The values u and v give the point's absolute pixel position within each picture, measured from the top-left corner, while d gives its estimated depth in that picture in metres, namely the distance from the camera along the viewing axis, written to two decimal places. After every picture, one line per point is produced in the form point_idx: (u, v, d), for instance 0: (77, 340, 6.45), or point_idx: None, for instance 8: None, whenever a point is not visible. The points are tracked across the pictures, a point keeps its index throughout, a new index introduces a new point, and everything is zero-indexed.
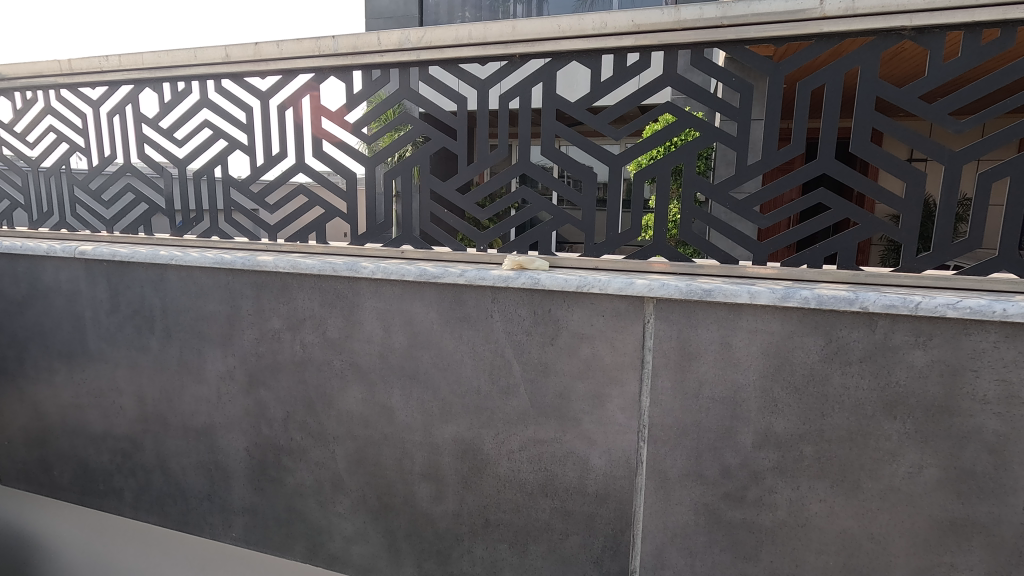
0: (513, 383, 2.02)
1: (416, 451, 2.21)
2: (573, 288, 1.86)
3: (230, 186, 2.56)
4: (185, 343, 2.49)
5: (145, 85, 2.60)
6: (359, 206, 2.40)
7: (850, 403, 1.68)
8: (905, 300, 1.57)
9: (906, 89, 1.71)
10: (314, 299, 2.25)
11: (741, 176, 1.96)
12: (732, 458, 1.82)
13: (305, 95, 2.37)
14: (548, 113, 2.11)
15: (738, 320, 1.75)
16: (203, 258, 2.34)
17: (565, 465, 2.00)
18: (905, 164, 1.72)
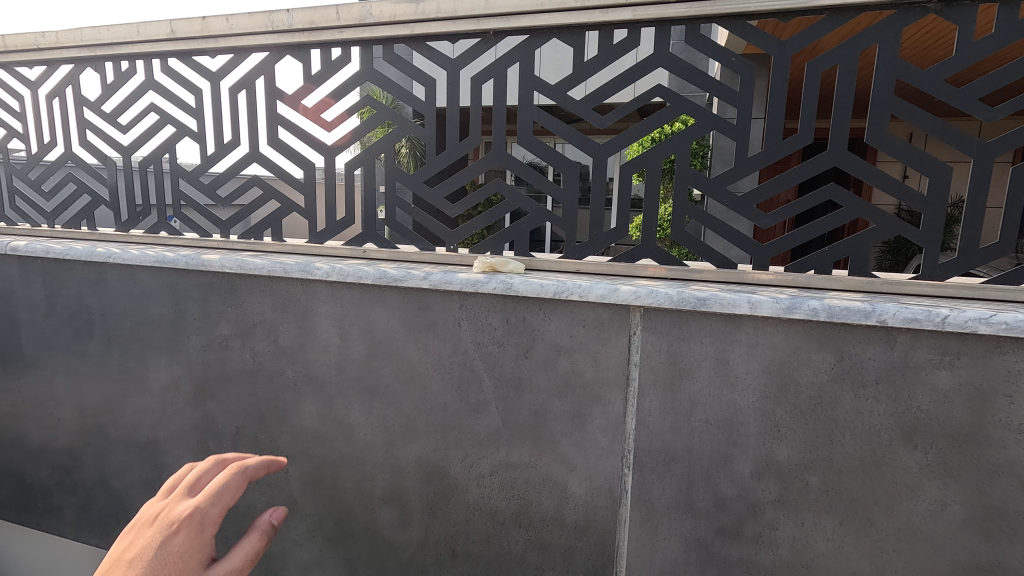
0: (483, 401, 1.80)
1: (376, 473, 1.98)
2: (550, 295, 1.64)
3: (179, 177, 2.33)
4: (126, 350, 2.25)
5: (85, 64, 2.36)
6: (318, 199, 2.18)
7: (863, 429, 1.47)
8: (929, 314, 1.36)
9: (930, 71, 1.49)
10: (265, 304, 2.02)
11: (740, 170, 1.74)
12: (727, 488, 1.60)
13: (259, 76, 2.13)
14: (525, 96, 1.88)
15: (736, 333, 1.53)
16: (143, 256, 2.11)
17: (541, 493, 1.79)
18: (926, 157, 1.51)
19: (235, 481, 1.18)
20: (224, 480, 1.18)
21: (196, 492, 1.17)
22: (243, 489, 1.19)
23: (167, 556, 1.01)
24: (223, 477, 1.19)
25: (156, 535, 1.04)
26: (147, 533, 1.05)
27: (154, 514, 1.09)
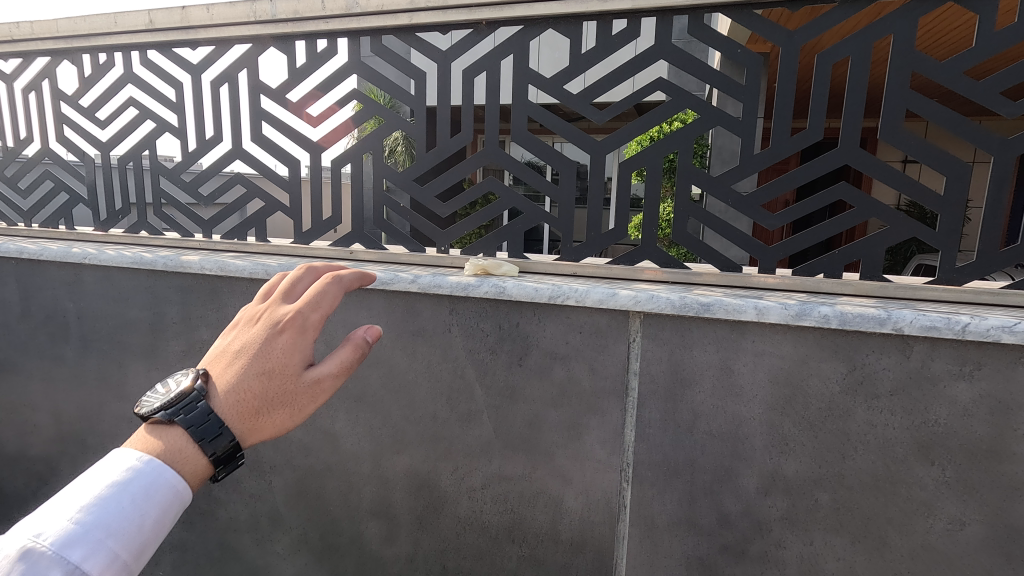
0: (474, 410, 1.71)
1: (363, 485, 1.89)
2: (544, 299, 1.55)
3: (159, 175, 2.23)
4: (104, 354, 2.16)
5: (63, 56, 2.27)
6: (304, 198, 2.09)
7: (876, 443, 1.38)
8: (949, 321, 1.27)
9: (948, 63, 1.40)
10: (247, 307, 1.92)
11: (746, 167, 1.65)
12: (732, 504, 1.52)
13: (242, 69, 2.04)
14: (520, 90, 1.78)
15: (741, 341, 1.44)
16: (119, 257, 2.01)
17: (535, 507, 1.70)
18: (944, 154, 1.42)
19: (333, 292, 0.89)
20: (320, 286, 0.89)
21: (293, 299, 0.90)
22: (342, 303, 0.90)
23: (269, 355, 0.81)
24: (316, 285, 0.90)
25: (259, 334, 0.83)
26: (245, 332, 0.85)
27: (256, 314, 0.87)
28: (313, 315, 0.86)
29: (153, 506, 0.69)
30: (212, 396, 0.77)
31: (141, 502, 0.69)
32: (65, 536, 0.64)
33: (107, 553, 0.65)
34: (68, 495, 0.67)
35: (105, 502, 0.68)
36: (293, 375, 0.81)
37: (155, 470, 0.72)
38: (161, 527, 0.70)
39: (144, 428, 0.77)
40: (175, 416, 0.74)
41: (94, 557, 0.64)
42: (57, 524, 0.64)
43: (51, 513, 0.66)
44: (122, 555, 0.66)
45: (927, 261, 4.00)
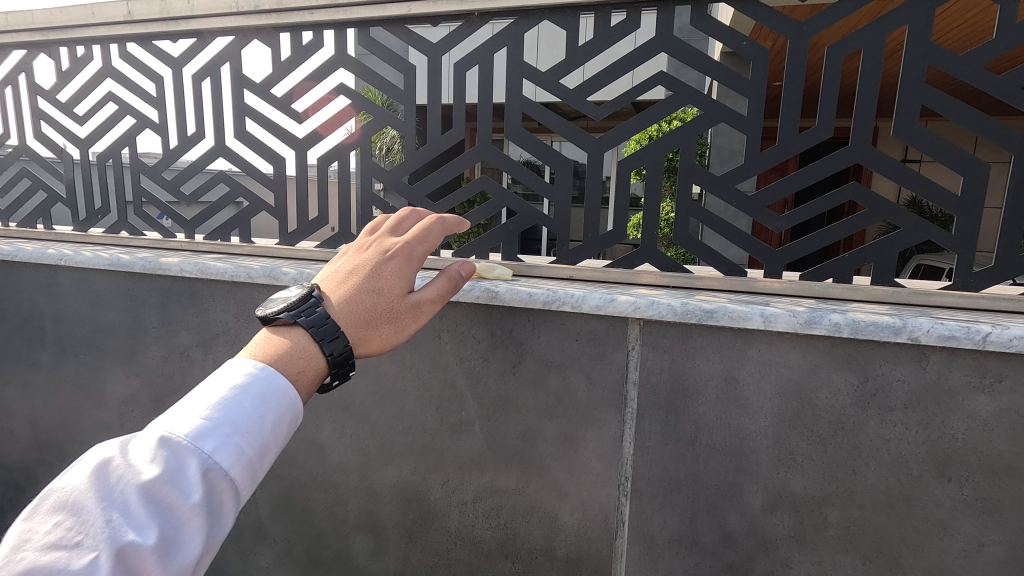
0: (465, 421, 1.63)
1: (350, 498, 1.81)
2: (538, 305, 1.46)
3: (140, 173, 2.15)
4: (81, 360, 2.07)
5: (40, 49, 2.18)
6: (290, 198, 2.00)
7: (889, 459, 1.31)
8: (969, 330, 1.19)
9: (967, 55, 1.32)
10: (228, 311, 1.84)
11: (752, 166, 1.57)
12: (736, 521, 1.44)
13: (224, 62, 1.95)
14: (514, 84, 1.69)
15: (747, 350, 1.37)
16: (96, 258, 1.92)
17: (529, 522, 1.62)
18: (961, 153, 1.34)
19: (437, 236, 1.17)
20: (427, 225, 1.17)
21: (400, 236, 1.18)
22: (441, 245, 1.18)
23: (382, 276, 1.09)
24: (422, 224, 1.17)
25: (377, 259, 1.11)
26: (365, 258, 1.12)
27: (371, 245, 1.15)
28: (419, 254, 1.14)
29: (268, 409, 0.83)
30: (341, 305, 1.04)
31: (259, 406, 0.83)
32: (202, 431, 0.77)
33: (234, 446, 0.78)
34: (199, 395, 0.81)
35: (233, 403, 0.81)
36: (398, 296, 1.09)
37: (270, 375, 0.87)
38: (275, 429, 0.83)
39: (265, 330, 0.96)
40: (300, 319, 0.95)
41: (223, 450, 0.77)
42: (192, 423, 0.77)
43: (184, 414, 0.78)
44: (245, 450, 0.79)
45: (928, 261, 3.95)
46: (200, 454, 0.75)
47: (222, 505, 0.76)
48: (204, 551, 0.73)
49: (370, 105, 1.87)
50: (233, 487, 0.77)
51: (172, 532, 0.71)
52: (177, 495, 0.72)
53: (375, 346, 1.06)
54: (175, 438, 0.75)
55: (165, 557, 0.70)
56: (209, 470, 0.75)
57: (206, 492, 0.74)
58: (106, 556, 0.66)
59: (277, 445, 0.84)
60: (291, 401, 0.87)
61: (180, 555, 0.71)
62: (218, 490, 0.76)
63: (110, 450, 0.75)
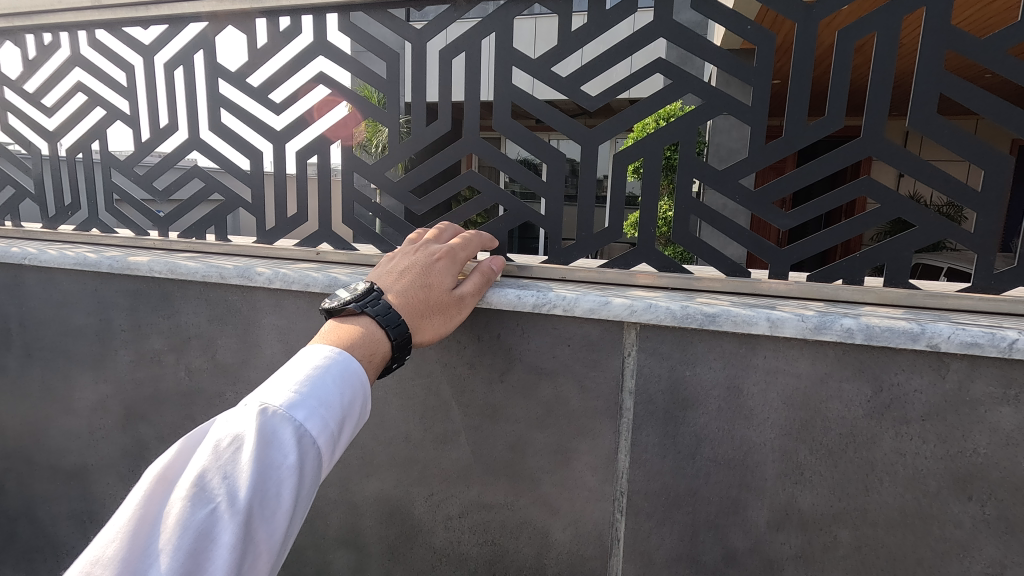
0: (451, 431, 1.53)
1: (330, 511, 1.71)
2: (528, 309, 1.36)
3: (111, 168, 2.04)
4: (48, 364, 1.97)
5: (6, 37, 2.07)
6: (268, 194, 1.89)
7: (905, 475, 1.21)
8: (993, 338, 1.10)
9: (989, 40, 1.22)
10: (201, 314, 1.74)
11: (756, 160, 1.47)
12: (738, 540, 1.34)
13: (198, 50, 1.84)
14: (502, 72, 1.59)
15: (752, 357, 1.27)
16: (61, 257, 1.82)
17: (518, 539, 1.53)
18: (983, 145, 1.24)
19: (475, 241, 1.32)
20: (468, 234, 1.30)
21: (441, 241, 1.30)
22: (479, 250, 1.32)
23: (434, 274, 1.19)
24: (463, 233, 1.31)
25: (427, 258, 1.21)
26: (415, 256, 1.22)
27: (417, 246, 1.25)
28: (463, 255, 1.27)
29: (348, 387, 0.90)
30: (403, 297, 1.12)
31: (339, 384, 0.90)
32: (294, 404, 0.83)
33: (320, 419, 0.84)
34: (287, 372, 0.87)
35: (317, 381, 0.87)
36: (447, 292, 1.20)
37: (346, 358, 0.94)
38: (353, 404, 0.90)
39: (331, 321, 1.04)
40: (367, 308, 1.05)
41: (312, 421, 0.83)
42: (284, 397, 0.83)
43: (277, 389, 0.85)
44: (329, 423, 0.85)
45: (927, 261, 3.86)
46: (293, 425, 0.82)
47: (312, 470, 0.83)
48: (299, 509, 0.81)
49: (351, 95, 1.75)
50: (320, 454, 0.84)
51: (274, 491, 0.78)
52: (276, 458, 0.79)
53: (429, 336, 1.16)
54: (271, 409, 0.82)
55: (269, 513, 0.78)
56: (301, 438, 0.82)
57: (301, 457, 0.81)
58: (224, 509, 0.75)
59: (356, 417, 0.91)
60: (361, 380, 0.94)
61: (280, 510, 0.79)
62: (308, 456, 0.82)
63: (217, 420, 0.82)
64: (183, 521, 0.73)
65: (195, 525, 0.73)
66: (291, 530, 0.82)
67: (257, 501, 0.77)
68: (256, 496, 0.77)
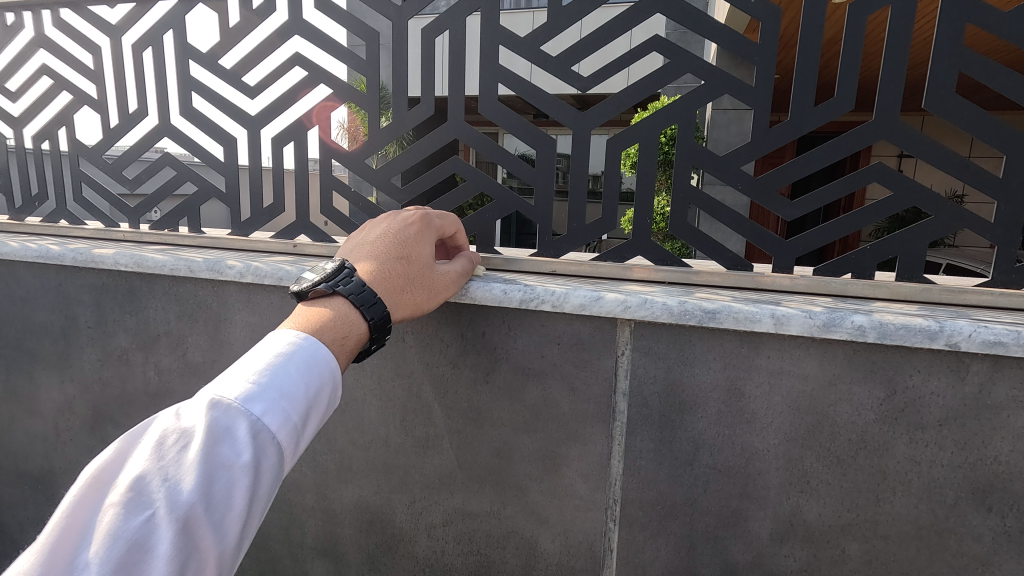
0: (433, 435, 1.44)
1: (307, 519, 1.62)
2: (514, 304, 1.27)
3: (78, 156, 1.93)
4: (11, 362, 1.86)
5: None
6: (242, 183, 1.79)
7: (919, 484, 1.12)
8: (1018, 336, 1.01)
9: (1012, 14, 1.13)
10: (169, 310, 1.63)
11: (759, 146, 1.37)
12: (738, 553, 1.25)
13: (167, 30, 1.74)
14: (489, 53, 1.49)
15: (754, 357, 1.17)
16: (23, 250, 1.71)
17: (505, 550, 1.43)
18: (1004, 128, 1.15)
19: (453, 216, 1.21)
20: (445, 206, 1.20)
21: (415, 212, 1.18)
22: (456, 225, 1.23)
23: (411, 246, 1.07)
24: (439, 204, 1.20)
25: (402, 227, 1.09)
26: (387, 225, 1.09)
27: (389, 216, 1.13)
28: (439, 228, 1.16)
29: (316, 375, 0.77)
30: (376, 270, 1.01)
31: (306, 371, 0.77)
32: (251, 394, 0.70)
33: (282, 411, 0.71)
34: (245, 361, 0.74)
35: (280, 368, 0.74)
36: (426, 266, 1.09)
37: (313, 346, 0.81)
38: (322, 394, 0.77)
39: (300, 306, 0.89)
40: (338, 288, 0.91)
41: (272, 413, 0.70)
42: (240, 385, 0.70)
43: (232, 377, 0.72)
44: (293, 416, 0.72)
45: (929, 258, 3.77)
46: (251, 418, 0.69)
47: (272, 470, 0.69)
48: (255, 516, 0.68)
49: (329, 77, 1.65)
50: (282, 453, 0.71)
51: (224, 496, 0.65)
52: (228, 457, 0.66)
53: (407, 312, 1.04)
54: (223, 400, 0.68)
55: (218, 522, 0.64)
56: (259, 433, 0.69)
57: (259, 455, 0.68)
58: (163, 517, 0.60)
59: (326, 409, 0.79)
60: (328, 366, 0.80)
61: (233, 517, 0.65)
62: (267, 454, 0.69)
63: (160, 413, 0.69)
64: (112, 533, 0.58)
65: (127, 536, 0.59)
66: (245, 542, 0.68)
67: (203, 508, 0.63)
68: (203, 502, 0.63)
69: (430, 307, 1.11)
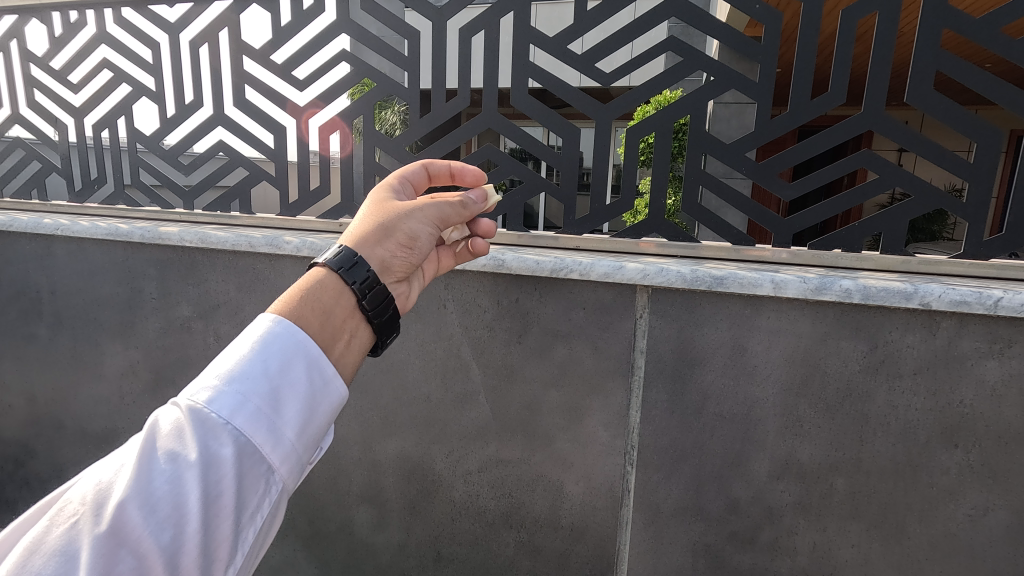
0: (470, 390, 1.62)
1: (353, 470, 1.80)
2: (546, 273, 1.45)
3: (136, 143, 2.10)
4: (78, 332, 2.04)
5: (32, 15, 2.13)
6: (290, 169, 1.96)
7: (897, 426, 1.30)
8: (980, 296, 1.18)
9: (983, 20, 1.30)
10: (229, 282, 1.81)
11: (762, 135, 1.54)
12: (741, 490, 1.44)
13: (223, 28, 1.90)
14: (520, 51, 1.65)
15: (756, 318, 1.36)
16: (94, 228, 1.89)
17: (533, 492, 1.62)
18: (974, 118, 1.33)
19: (418, 169, 1.07)
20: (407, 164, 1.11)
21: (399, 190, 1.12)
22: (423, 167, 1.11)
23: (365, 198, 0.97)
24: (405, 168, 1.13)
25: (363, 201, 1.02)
26: None
27: None
28: (402, 179, 1.04)
29: (279, 354, 0.67)
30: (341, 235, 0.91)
31: (270, 353, 0.67)
32: (209, 385, 0.64)
33: (234, 395, 0.63)
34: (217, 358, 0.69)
35: (236, 354, 0.67)
36: (383, 199, 0.94)
37: (278, 319, 0.71)
38: (288, 375, 0.67)
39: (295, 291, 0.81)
40: (317, 260, 0.80)
41: (222, 399, 0.63)
42: (194, 379, 0.65)
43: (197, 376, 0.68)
44: (248, 402, 0.63)
45: (922, 250, 3.96)
46: (195, 405, 0.63)
47: (228, 463, 0.61)
48: (205, 520, 0.60)
49: (373, 72, 1.82)
50: (244, 442, 0.62)
51: (170, 494, 0.59)
52: (171, 455, 0.61)
53: (374, 239, 0.86)
54: (175, 399, 0.65)
55: (158, 524, 0.58)
56: (203, 424, 0.62)
57: (201, 449, 0.61)
58: (87, 523, 0.57)
59: (309, 392, 0.68)
60: (292, 338, 0.69)
61: (181, 516, 0.59)
62: (220, 444, 0.62)
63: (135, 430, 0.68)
64: (36, 545, 0.56)
65: (49, 547, 0.56)
66: (210, 550, 0.60)
67: (137, 509, 0.58)
68: (139, 500, 0.58)
69: (415, 226, 0.91)
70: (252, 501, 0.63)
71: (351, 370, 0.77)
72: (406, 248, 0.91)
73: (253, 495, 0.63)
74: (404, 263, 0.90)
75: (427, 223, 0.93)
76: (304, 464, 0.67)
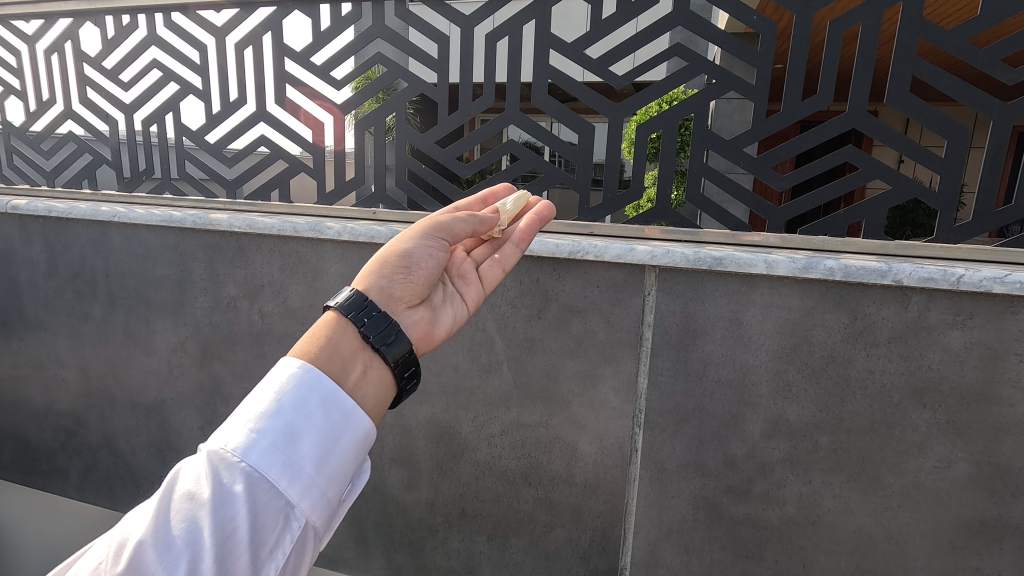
0: (495, 361, 1.80)
1: (385, 434, 1.99)
2: (565, 255, 1.63)
3: (182, 138, 2.27)
4: (131, 311, 2.23)
5: (86, 18, 2.30)
6: (326, 161, 2.14)
7: (874, 389, 1.49)
8: (945, 273, 1.36)
9: (954, 30, 1.47)
10: (273, 264, 2.00)
11: (759, 133, 1.71)
12: (737, 447, 1.62)
13: (266, 32, 2.08)
14: (541, 55, 1.83)
15: (751, 294, 1.54)
16: (149, 216, 2.07)
17: (551, 452, 1.80)
18: (945, 118, 1.51)
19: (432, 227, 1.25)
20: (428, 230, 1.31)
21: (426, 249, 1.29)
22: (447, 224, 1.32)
23: None
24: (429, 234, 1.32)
25: None
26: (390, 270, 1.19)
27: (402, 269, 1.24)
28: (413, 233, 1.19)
29: (291, 393, 0.73)
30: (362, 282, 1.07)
31: (282, 393, 0.73)
32: (227, 427, 0.69)
33: (248, 433, 0.68)
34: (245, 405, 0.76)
35: (255, 396, 0.72)
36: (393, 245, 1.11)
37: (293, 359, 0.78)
38: (300, 411, 0.72)
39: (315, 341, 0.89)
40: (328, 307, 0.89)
41: (237, 438, 0.68)
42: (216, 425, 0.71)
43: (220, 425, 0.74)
44: (260, 439, 0.68)
45: None
46: (214, 447, 0.68)
47: (240, 499, 0.65)
48: (218, 557, 0.63)
49: (404, 73, 1.99)
50: (258, 477, 0.66)
51: (187, 533, 0.63)
52: (188, 497, 0.65)
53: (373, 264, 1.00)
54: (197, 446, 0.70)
55: (174, 560, 0.62)
56: (218, 465, 0.66)
57: (214, 488, 0.65)
58: (111, 564, 0.61)
59: (326, 426, 0.73)
60: (303, 372, 0.75)
61: (196, 552, 0.63)
62: (234, 481, 0.66)
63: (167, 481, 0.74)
64: None
65: None
66: None
67: (152, 547, 0.62)
68: (158, 542, 0.63)
69: (409, 249, 1.04)
70: (266, 535, 0.66)
71: (369, 397, 0.82)
72: (404, 272, 1.02)
73: (272, 530, 0.66)
74: (403, 284, 1.01)
75: (420, 248, 1.05)
76: (327, 499, 0.70)
